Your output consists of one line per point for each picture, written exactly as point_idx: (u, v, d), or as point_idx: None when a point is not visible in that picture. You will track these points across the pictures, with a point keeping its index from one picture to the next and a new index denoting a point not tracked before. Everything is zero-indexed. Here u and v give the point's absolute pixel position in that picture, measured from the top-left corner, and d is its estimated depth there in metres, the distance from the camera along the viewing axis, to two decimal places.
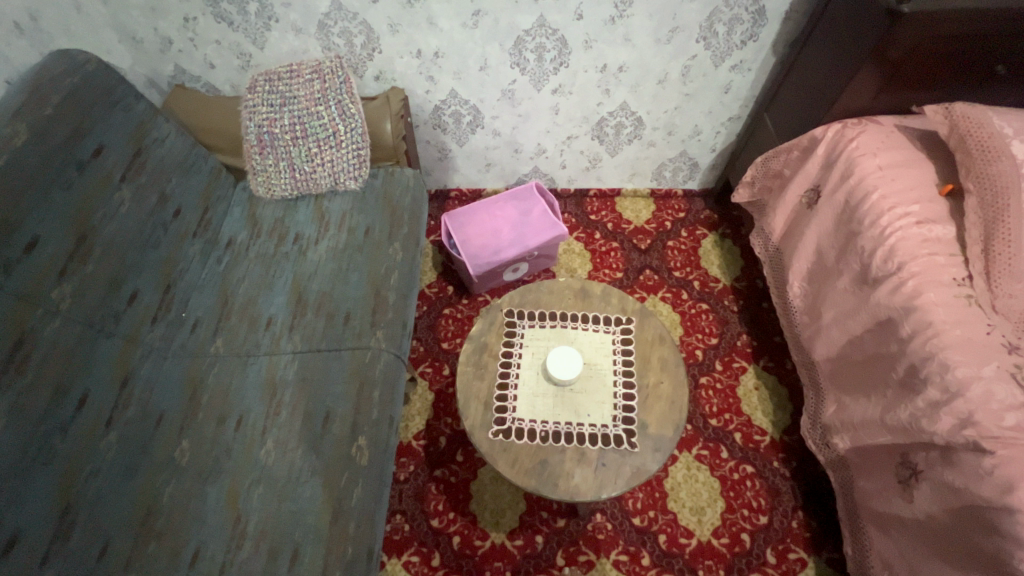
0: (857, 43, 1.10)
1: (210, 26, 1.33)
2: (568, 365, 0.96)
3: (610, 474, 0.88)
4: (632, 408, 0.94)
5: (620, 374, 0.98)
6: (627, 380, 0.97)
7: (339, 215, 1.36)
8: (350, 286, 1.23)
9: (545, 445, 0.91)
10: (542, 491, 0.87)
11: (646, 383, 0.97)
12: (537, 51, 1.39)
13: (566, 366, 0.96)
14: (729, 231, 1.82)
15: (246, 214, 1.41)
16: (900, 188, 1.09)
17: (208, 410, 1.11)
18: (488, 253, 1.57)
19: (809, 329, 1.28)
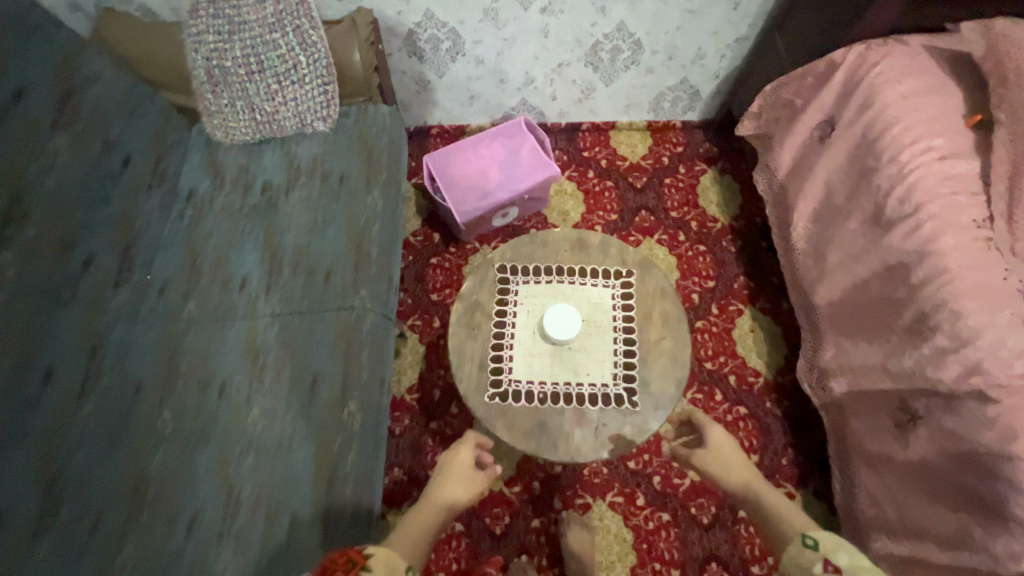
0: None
1: None
2: (567, 325, 0.91)
3: (611, 434, 0.87)
4: (634, 365, 0.91)
5: (621, 331, 0.94)
6: (628, 336, 0.94)
7: (310, 161, 1.23)
8: (327, 239, 1.13)
9: (543, 407, 0.88)
10: (542, 454, 0.86)
11: (648, 339, 0.93)
12: None
13: (564, 325, 0.91)
14: (729, 166, 1.72)
15: (206, 161, 1.27)
16: (924, 119, 1.00)
17: (187, 377, 1.05)
18: (476, 196, 1.46)
19: (811, 273, 1.23)
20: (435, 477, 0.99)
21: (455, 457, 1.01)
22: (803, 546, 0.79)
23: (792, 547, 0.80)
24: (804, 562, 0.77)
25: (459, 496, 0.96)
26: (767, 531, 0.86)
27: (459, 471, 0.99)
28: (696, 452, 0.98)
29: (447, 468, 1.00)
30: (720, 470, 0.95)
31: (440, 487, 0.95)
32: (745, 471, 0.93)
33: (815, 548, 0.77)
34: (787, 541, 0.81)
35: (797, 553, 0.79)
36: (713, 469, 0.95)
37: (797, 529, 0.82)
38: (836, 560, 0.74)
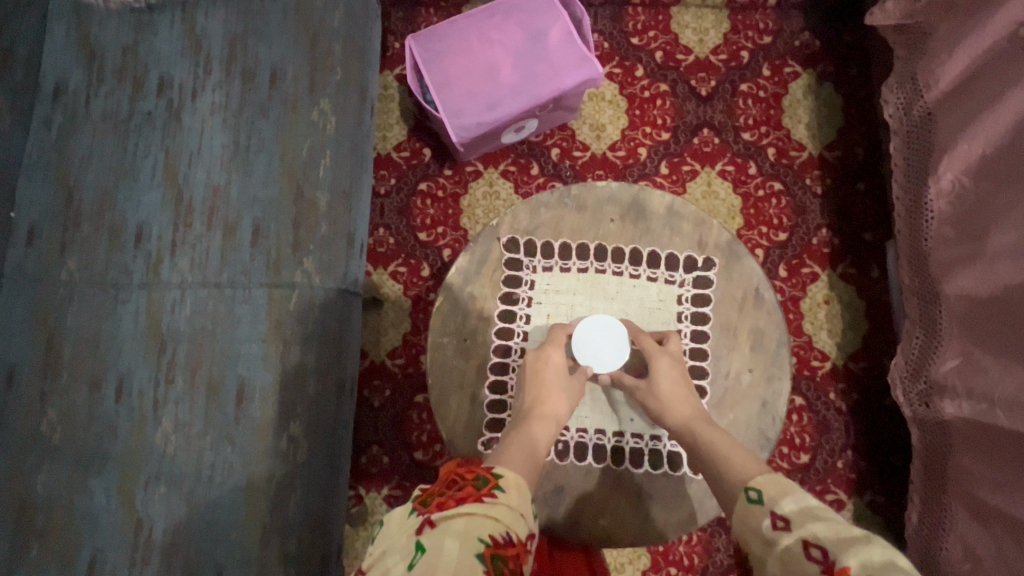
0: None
1: None
2: (613, 337, 0.68)
3: (653, 515, 0.69)
4: (704, 391, 0.72)
5: (689, 340, 0.74)
6: (695, 347, 0.74)
7: (227, 46, 0.81)
8: (255, 179, 0.78)
9: (565, 465, 0.71)
10: (557, 530, 0.69)
11: (729, 368, 0.72)
12: None
13: (608, 346, 0.68)
14: (832, 70, 1.24)
15: (74, 36, 0.84)
16: None
17: (74, 369, 0.76)
18: (478, 103, 1.04)
19: (954, 250, 0.86)
20: (522, 390, 0.68)
21: (547, 359, 0.69)
22: (745, 502, 0.56)
23: (736, 505, 0.57)
24: (748, 520, 0.54)
25: (560, 414, 0.66)
26: (713, 480, 0.62)
27: (554, 379, 0.68)
28: (636, 387, 0.70)
29: (537, 372, 0.68)
30: (662, 403, 0.68)
31: (537, 400, 0.66)
32: (686, 406, 0.67)
33: (759, 502, 0.55)
34: (729, 494, 0.58)
35: (741, 509, 0.56)
36: (651, 406, 0.68)
37: (738, 471, 0.59)
38: (784, 509, 0.52)
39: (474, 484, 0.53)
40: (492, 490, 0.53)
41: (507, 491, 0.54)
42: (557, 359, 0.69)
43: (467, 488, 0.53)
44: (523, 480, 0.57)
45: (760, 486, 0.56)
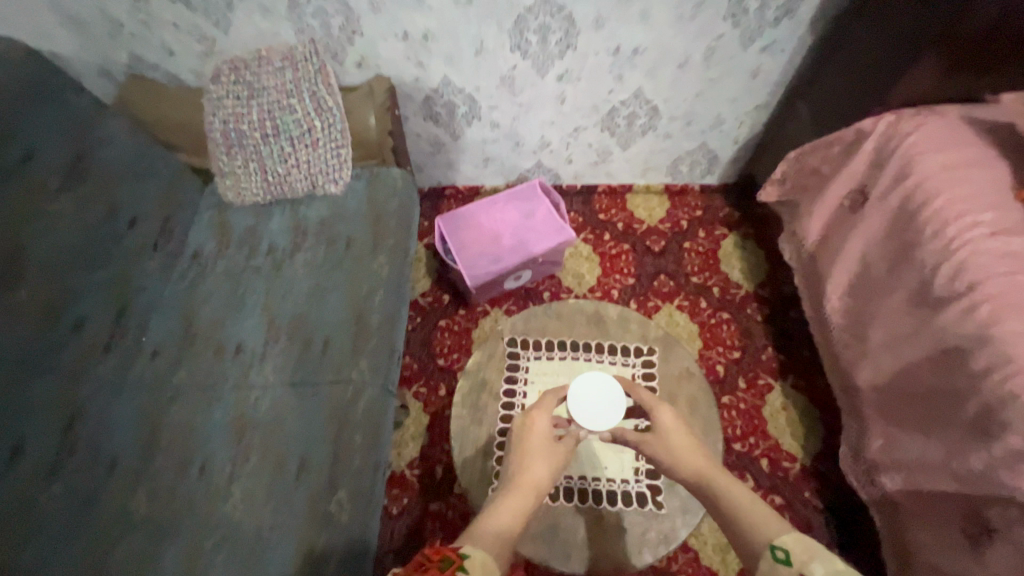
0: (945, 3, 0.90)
1: (164, 6, 1.14)
2: (587, 385, 0.88)
3: (631, 533, 1.06)
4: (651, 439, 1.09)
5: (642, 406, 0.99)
6: None
7: (318, 223, 1.21)
8: (327, 308, 1.09)
9: (560, 505, 1.08)
10: (556, 561, 1.03)
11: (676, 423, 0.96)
12: (540, 32, 1.22)
13: (603, 390, 0.88)
14: (752, 231, 1.65)
15: (214, 221, 1.24)
16: (972, 192, 0.92)
17: (167, 454, 0.96)
18: (486, 260, 1.42)
19: (852, 351, 1.12)
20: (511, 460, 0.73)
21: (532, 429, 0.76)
22: (773, 563, 0.56)
23: (762, 564, 0.57)
24: None
25: (546, 478, 0.71)
26: (734, 535, 0.63)
27: (540, 445, 0.74)
28: (644, 440, 0.78)
29: (525, 438, 0.76)
30: (673, 454, 0.74)
31: (524, 465, 0.72)
32: (699, 455, 0.73)
33: (789, 564, 0.55)
34: (752, 552, 0.59)
35: (767, 568, 0.56)
36: (663, 458, 0.75)
37: (762, 527, 0.60)
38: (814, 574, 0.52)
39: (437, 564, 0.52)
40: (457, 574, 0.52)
41: None
42: (542, 427, 0.77)
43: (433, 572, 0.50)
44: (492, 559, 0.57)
45: (789, 548, 0.56)
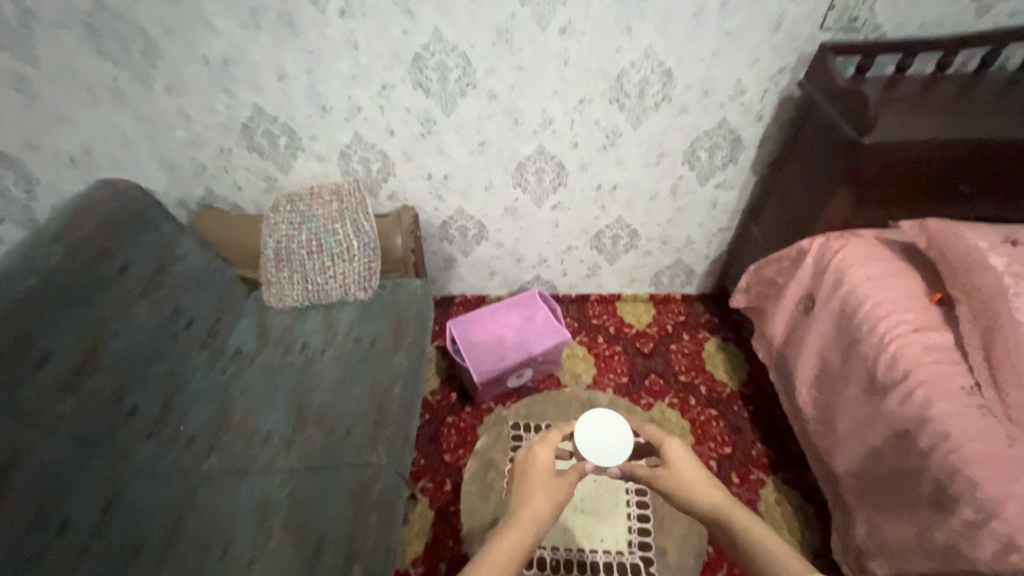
0: (838, 158, 1.16)
1: (242, 155, 1.45)
2: (588, 422, 0.98)
3: None
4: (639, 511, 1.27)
5: None
6: None
7: (347, 325, 1.39)
8: (352, 398, 1.22)
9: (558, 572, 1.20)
10: None
11: None
12: (537, 174, 1.51)
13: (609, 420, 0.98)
14: (731, 335, 1.83)
15: (255, 324, 1.43)
16: (894, 297, 1.12)
17: (194, 536, 1.03)
18: (492, 359, 1.57)
19: (825, 440, 1.22)
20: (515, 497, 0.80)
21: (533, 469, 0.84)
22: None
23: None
24: None
25: (546, 511, 0.77)
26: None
27: (539, 480, 0.81)
28: (660, 475, 0.82)
29: (527, 476, 0.84)
30: (687, 491, 0.78)
31: (524, 501, 0.79)
32: (713, 492, 0.76)
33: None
34: None
35: None
36: (678, 494, 0.78)
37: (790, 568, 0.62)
38: None
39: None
40: None
41: None
42: (541, 464, 0.84)
43: None
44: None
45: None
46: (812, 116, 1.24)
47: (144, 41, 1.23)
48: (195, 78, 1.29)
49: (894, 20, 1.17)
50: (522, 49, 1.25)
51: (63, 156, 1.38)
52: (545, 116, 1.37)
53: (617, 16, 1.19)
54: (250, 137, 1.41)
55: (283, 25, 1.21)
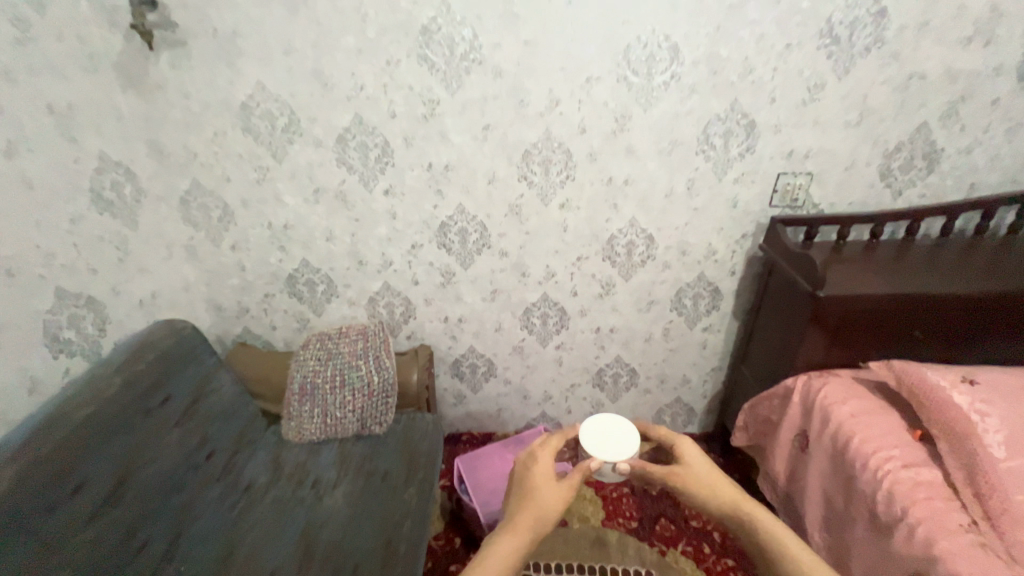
0: (801, 306, 1.33)
1: (283, 299, 1.67)
2: (592, 420, 1.01)
3: None
4: None
5: None
6: None
7: (360, 459, 1.44)
8: (360, 535, 1.22)
9: None
10: None
11: None
12: (542, 317, 1.69)
13: (618, 424, 1.00)
14: (738, 476, 1.82)
15: (271, 457, 1.48)
16: (878, 433, 1.20)
17: None
18: (499, 498, 1.57)
19: None
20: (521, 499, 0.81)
21: (537, 475, 0.83)
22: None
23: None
24: None
25: (546, 515, 0.78)
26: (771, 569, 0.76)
27: (543, 485, 0.81)
28: (675, 471, 0.83)
29: (528, 479, 0.83)
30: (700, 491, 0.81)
31: (525, 505, 0.79)
32: (726, 490, 0.81)
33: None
34: None
35: None
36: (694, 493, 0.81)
37: None
38: None
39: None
40: None
41: None
42: (543, 465, 0.85)
43: None
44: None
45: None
46: (776, 271, 1.46)
47: (223, 211, 1.53)
48: (258, 239, 1.57)
49: (827, 200, 1.45)
50: (528, 219, 1.51)
51: (136, 299, 1.44)
52: (548, 270, 1.60)
53: (605, 196, 1.47)
54: (293, 284, 1.65)
55: (337, 201, 1.50)
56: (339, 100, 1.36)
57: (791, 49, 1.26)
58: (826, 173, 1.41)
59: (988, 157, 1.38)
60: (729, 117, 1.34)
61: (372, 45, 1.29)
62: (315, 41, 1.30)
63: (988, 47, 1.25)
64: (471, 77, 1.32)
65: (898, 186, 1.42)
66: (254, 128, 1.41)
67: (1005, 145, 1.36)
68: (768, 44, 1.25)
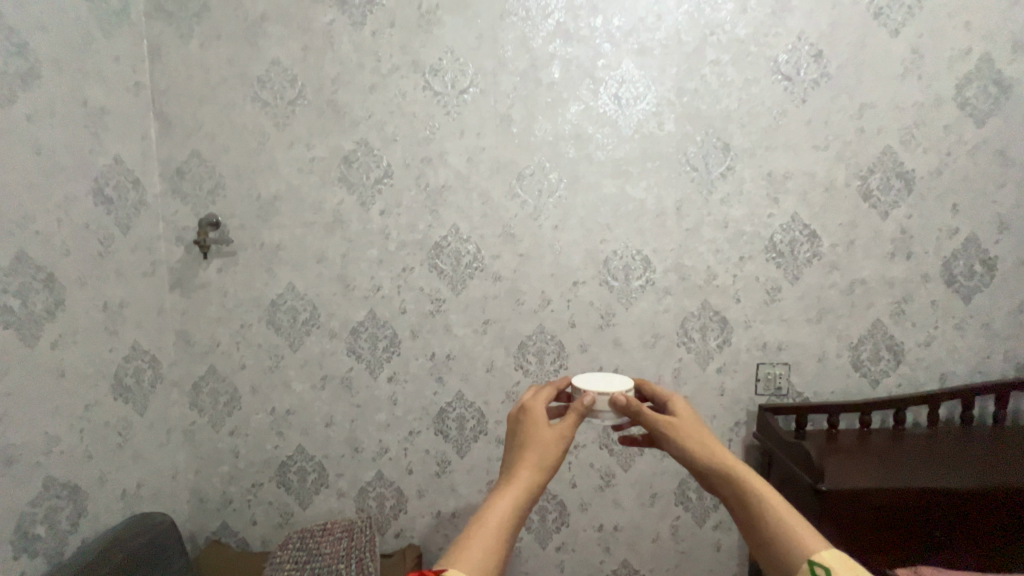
0: (807, 501, 1.28)
1: (270, 489, 1.61)
2: (592, 372, 1.01)
3: None
4: None
5: None
6: None
7: None
8: None
9: None
10: None
11: None
12: (540, 512, 1.58)
13: (611, 376, 0.99)
14: None
15: None
16: None
17: None
18: None
19: None
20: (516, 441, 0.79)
21: (533, 415, 0.81)
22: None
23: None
24: None
25: (542, 462, 0.76)
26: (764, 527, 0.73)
27: (539, 429, 0.79)
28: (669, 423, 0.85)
29: (523, 422, 0.80)
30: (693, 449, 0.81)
31: (521, 452, 0.77)
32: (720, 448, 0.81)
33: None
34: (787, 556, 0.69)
35: None
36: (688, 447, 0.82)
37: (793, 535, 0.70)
38: None
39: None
40: None
41: None
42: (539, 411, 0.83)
43: None
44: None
45: (826, 563, 0.66)
46: (775, 462, 1.43)
47: (231, 395, 1.59)
48: (258, 423, 1.59)
49: (810, 388, 1.52)
50: None
51: (121, 489, 1.39)
52: None
53: None
54: (284, 473, 1.61)
55: (342, 386, 1.57)
56: (358, 298, 1.55)
57: (745, 260, 1.48)
58: (803, 363, 1.51)
59: (948, 349, 1.49)
60: (702, 314, 1.51)
61: (392, 256, 1.54)
62: (344, 253, 1.54)
63: (912, 259, 1.47)
64: (473, 280, 1.52)
65: (873, 375, 1.50)
66: (278, 321, 1.57)
67: (959, 338, 1.49)
68: (725, 256, 1.48)
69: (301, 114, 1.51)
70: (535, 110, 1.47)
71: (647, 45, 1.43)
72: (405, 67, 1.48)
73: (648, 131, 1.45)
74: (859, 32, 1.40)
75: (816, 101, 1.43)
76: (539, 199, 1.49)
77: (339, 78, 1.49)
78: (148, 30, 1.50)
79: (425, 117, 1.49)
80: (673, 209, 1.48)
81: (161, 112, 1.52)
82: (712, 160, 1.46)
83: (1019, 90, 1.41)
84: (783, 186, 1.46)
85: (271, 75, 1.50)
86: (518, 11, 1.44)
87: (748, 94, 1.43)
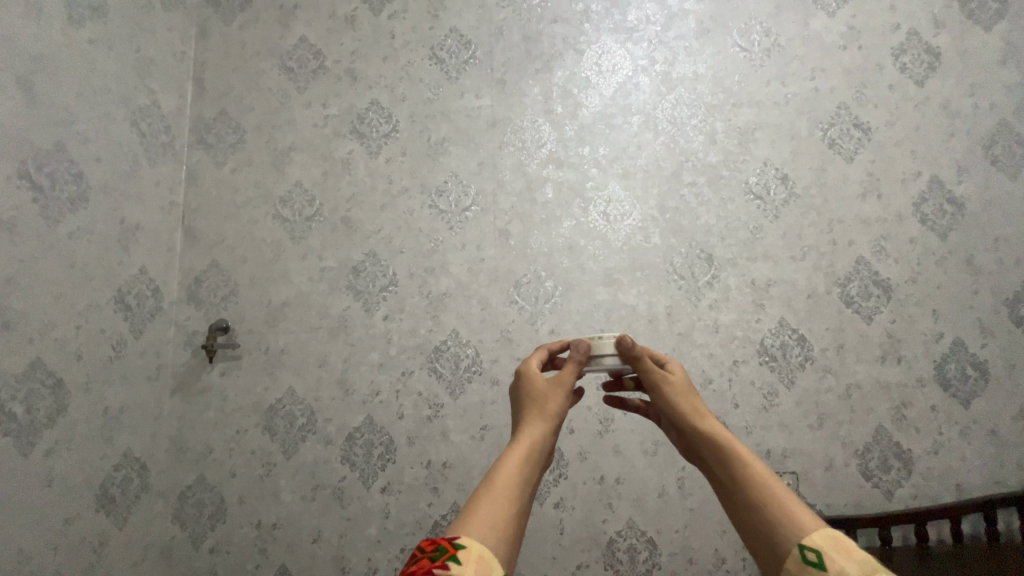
0: None
1: None
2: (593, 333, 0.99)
3: None
4: None
5: None
6: None
7: None
8: None
9: None
10: None
11: None
12: None
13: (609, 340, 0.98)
14: None
15: None
16: None
17: None
18: None
19: None
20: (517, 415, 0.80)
21: (531, 387, 0.83)
22: (802, 563, 0.58)
23: (789, 562, 0.59)
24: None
25: (539, 431, 0.76)
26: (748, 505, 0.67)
27: (535, 401, 0.80)
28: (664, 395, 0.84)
29: (525, 394, 0.82)
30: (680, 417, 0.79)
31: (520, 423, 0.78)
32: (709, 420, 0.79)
33: (819, 564, 0.57)
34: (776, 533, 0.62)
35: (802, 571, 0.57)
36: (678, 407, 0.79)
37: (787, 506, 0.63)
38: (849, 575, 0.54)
39: (431, 555, 0.54)
40: (447, 562, 0.53)
41: (462, 561, 0.53)
42: (545, 396, 0.80)
43: (423, 560, 0.54)
44: (484, 535, 0.58)
45: (817, 549, 0.58)
46: None
47: (217, 507, 1.52)
48: (241, 539, 1.50)
49: (823, 500, 1.44)
50: None
51: None
52: None
53: (598, 494, 1.47)
54: None
55: (333, 497, 1.51)
56: (356, 403, 1.56)
57: (739, 363, 1.51)
58: (811, 472, 1.45)
59: (958, 458, 1.44)
60: None
61: (392, 359, 1.57)
62: (346, 356, 1.58)
63: (903, 363, 1.49)
64: (472, 384, 1.54)
65: (886, 486, 1.44)
66: (274, 426, 1.56)
67: (967, 446, 1.45)
68: (719, 359, 1.51)
69: (316, 230, 1.65)
70: (531, 225, 1.60)
71: (630, 170, 1.61)
72: (414, 189, 1.65)
73: (636, 244, 1.57)
74: (819, 158, 1.58)
75: (788, 216, 1.56)
76: (535, 305, 1.56)
77: (354, 198, 1.66)
78: (188, 158, 1.70)
79: (430, 231, 1.62)
80: (664, 314, 1.54)
81: (188, 227, 1.66)
82: (698, 269, 1.55)
83: (973, 208, 1.55)
84: (767, 293, 1.53)
85: (293, 195, 1.67)
86: (515, 142, 1.64)
87: (724, 211, 1.57)
